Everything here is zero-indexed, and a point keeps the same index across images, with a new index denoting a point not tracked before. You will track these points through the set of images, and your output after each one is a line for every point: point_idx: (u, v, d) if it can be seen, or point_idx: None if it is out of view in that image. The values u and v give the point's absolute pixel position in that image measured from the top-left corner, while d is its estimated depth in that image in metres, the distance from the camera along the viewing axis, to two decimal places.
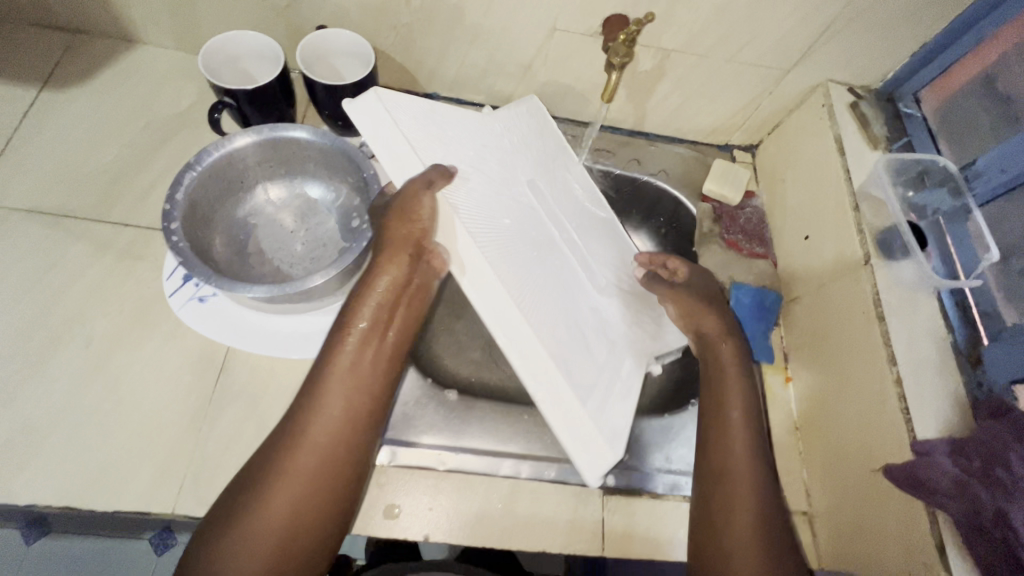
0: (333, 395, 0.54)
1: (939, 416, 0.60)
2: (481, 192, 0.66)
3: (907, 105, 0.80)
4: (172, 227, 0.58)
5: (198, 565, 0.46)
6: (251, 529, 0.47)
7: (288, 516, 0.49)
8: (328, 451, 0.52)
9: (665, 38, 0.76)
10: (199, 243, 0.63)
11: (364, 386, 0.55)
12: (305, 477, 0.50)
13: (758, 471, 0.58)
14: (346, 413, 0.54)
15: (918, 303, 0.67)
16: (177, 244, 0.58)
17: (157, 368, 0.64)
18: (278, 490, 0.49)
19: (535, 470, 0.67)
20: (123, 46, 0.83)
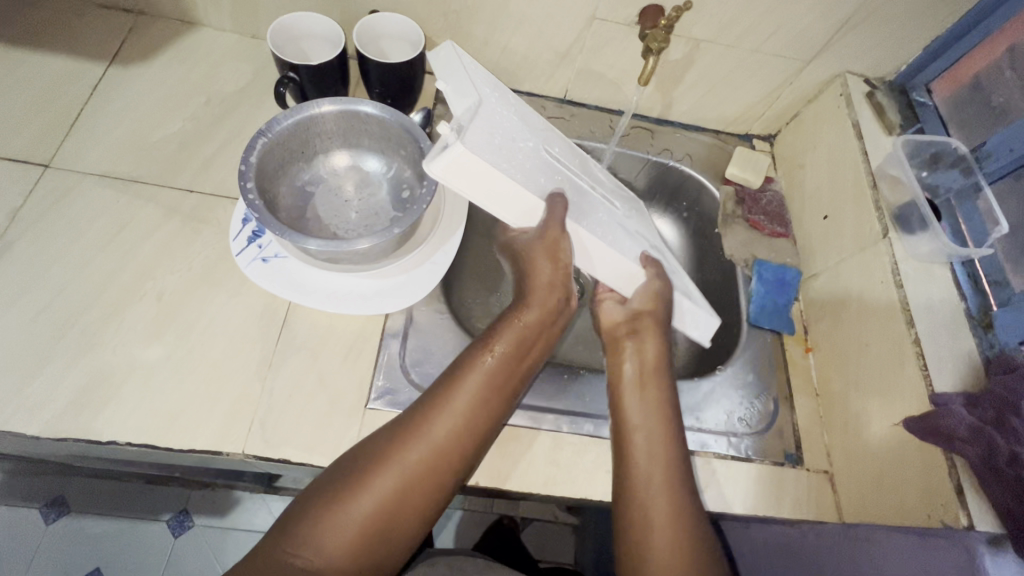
0: (456, 402, 0.57)
1: (956, 373, 0.65)
2: (534, 150, 0.66)
3: (919, 95, 0.86)
4: (249, 186, 0.63)
5: (317, 508, 0.52)
6: (364, 502, 0.52)
7: (396, 497, 0.53)
8: (442, 450, 0.55)
9: (696, 28, 0.82)
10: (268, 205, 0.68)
11: (486, 398, 0.59)
12: (418, 468, 0.54)
13: (678, 480, 0.59)
14: (465, 420, 0.57)
15: (933, 272, 0.72)
16: (252, 202, 0.62)
17: (226, 322, 0.69)
18: (399, 469, 0.54)
19: (576, 424, 0.72)
20: (183, 28, 0.89)
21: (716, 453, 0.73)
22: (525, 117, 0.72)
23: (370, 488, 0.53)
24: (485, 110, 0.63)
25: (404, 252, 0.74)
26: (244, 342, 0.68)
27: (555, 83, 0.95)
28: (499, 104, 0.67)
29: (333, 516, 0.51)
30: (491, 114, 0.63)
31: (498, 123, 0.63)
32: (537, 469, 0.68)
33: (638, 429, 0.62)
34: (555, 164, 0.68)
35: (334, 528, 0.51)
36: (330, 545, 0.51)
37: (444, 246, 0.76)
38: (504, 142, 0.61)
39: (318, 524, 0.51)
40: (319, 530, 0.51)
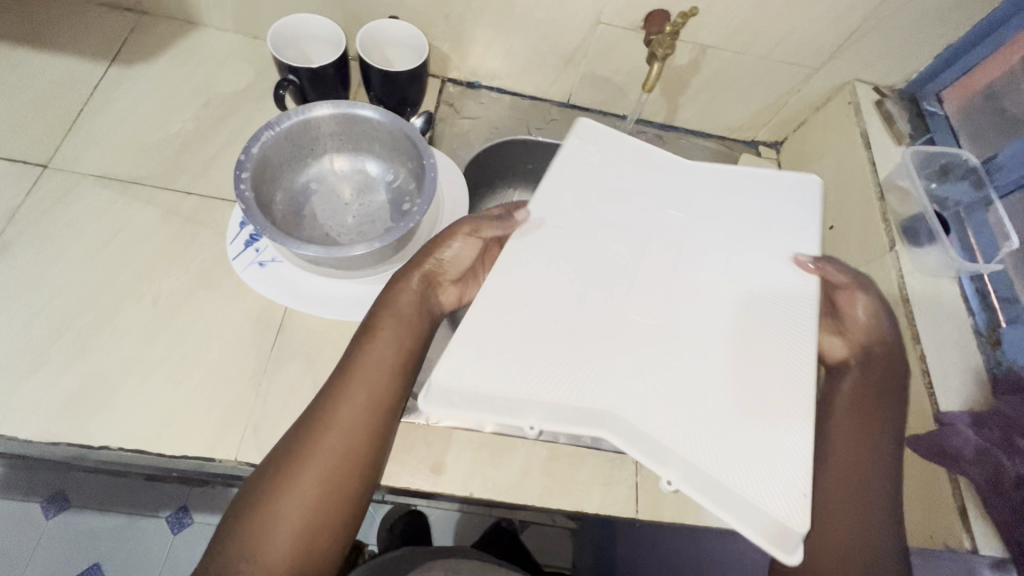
0: (344, 404, 0.55)
1: (962, 390, 0.64)
2: (689, 340, 0.54)
3: (930, 104, 0.84)
4: (243, 175, 0.63)
5: (242, 520, 0.51)
6: (268, 518, 0.50)
7: (309, 504, 0.51)
8: (336, 455, 0.53)
9: (703, 33, 0.80)
10: (263, 196, 0.68)
11: (372, 394, 0.56)
12: (315, 477, 0.52)
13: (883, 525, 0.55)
14: (354, 420, 0.55)
15: (942, 287, 0.70)
16: (243, 191, 0.62)
17: (222, 325, 0.68)
18: (307, 465, 0.52)
19: (572, 435, 0.70)
20: (187, 27, 0.88)
21: None
22: (571, 270, 0.56)
23: (272, 502, 0.51)
24: (667, 446, 0.48)
25: (402, 258, 0.73)
26: (240, 347, 0.68)
27: (559, 87, 0.94)
28: (578, 361, 0.50)
29: (245, 536, 0.50)
30: (700, 463, 0.47)
31: (666, 413, 0.49)
32: (532, 479, 0.68)
33: (844, 441, 0.58)
34: (680, 292, 0.56)
35: (249, 547, 0.50)
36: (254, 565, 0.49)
37: None
38: (714, 402, 0.50)
39: (228, 547, 0.50)
40: (234, 553, 0.50)
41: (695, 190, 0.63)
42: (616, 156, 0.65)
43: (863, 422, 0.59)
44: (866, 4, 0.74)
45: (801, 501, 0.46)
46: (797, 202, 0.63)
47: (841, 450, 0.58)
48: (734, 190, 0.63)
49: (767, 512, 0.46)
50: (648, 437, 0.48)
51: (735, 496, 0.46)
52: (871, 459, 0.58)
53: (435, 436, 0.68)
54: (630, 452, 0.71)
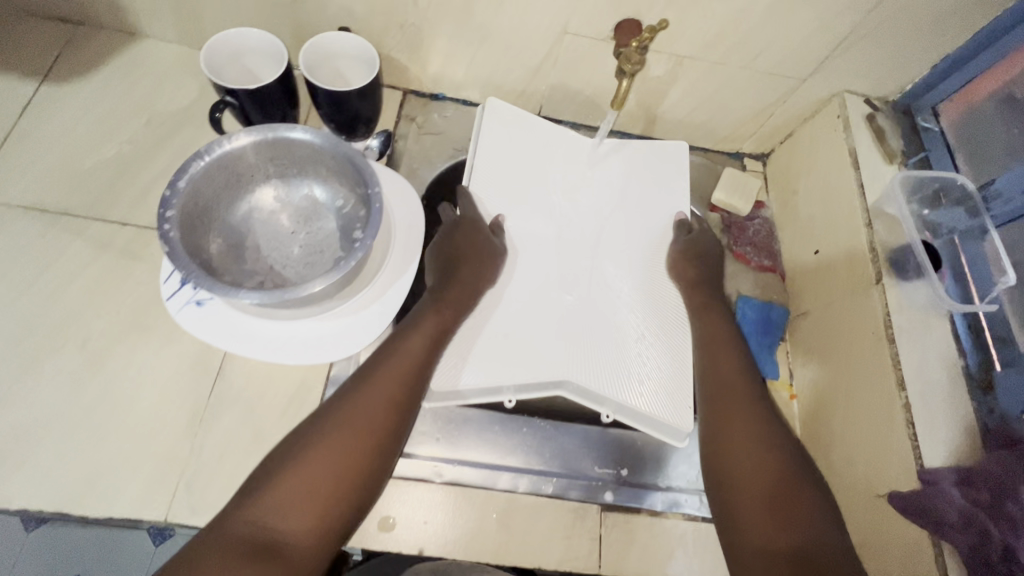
0: (384, 380, 0.58)
1: (948, 441, 0.59)
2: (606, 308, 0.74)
3: (924, 119, 0.77)
4: (168, 215, 0.59)
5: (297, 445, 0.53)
6: (304, 479, 0.51)
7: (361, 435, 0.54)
8: (373, 424, 0.56)
9: (678, 44, 0.74)
10: (197, 232, 0.63)
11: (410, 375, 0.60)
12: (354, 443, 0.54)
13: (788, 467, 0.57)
14: (391, 395, 0.58)
15: (930, 325, 0.65)
16: (167, 233, 0.58)
17: (155, 371, 0.64)
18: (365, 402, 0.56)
19: (533, 483, 0.67)
20: (126, 38, 0.82)
21: (685, 514, 0.68)
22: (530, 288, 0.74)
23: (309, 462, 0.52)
24: (602, 392, 0.68)
25: (351, 292, 0.68)
26: (175, 394, 0.64)
27: (528, 99, 0.87)
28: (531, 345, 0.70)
29: (278, 494, 0.50)
30: (624, 400, 0.68)
31: (601, 368, 0.70)
32: (489, 533, 0.64)
33: (736, 397, 0.63)
34: (593, 272, 0.77)
35: (282, 505, 0.50)
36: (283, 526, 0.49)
37: (394, 289, 0.70)
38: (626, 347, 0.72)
39: (260, 500, 0.50)
40: (260, 514, 0.49)
41: (582, 183, 0.83)
42: (540, 168, 0.82)
43: (721, 394, 0.64)
44: (854, 12, 0.68)
45: (684, 414, 0.68)
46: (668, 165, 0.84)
47: (740, 408, 0.62)
48: (624, 191, 0.83)
49: (666, 421, 0.68)
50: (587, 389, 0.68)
51: (650, 421, 0.68)
52: (750, 410, 0.61)
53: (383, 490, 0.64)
54: (595, 500, 0.67)
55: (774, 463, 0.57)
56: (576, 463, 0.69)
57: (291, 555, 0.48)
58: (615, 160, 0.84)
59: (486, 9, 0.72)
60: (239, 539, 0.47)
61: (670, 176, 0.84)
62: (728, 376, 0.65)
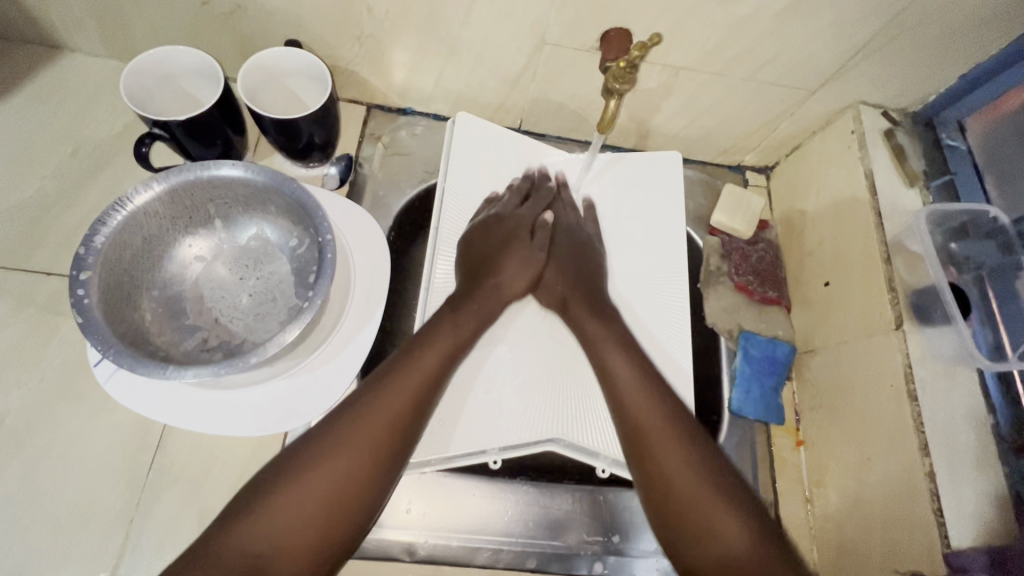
0: (391, 392, 0.51)
1: (975, 514, 0.53)
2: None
3: (949, 134, 0.69)
4: (82, 277, 0.52)
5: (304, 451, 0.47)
6: (295, 499, 0.45)
7: (372, 444, 0.48)
8: (382, 432, 0.49)
9: (673, 55, 0.65)
10: (124, 289, 0.55)
11: (420, 385, 0.52)
12: (356, 461, 0.47)
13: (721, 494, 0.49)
14: (412, 398, 0.51)
15: (956, 379, 0.58)
16: (81, 299, 0.51)
17: (87, 448, 0.57)
18: (382, 403, 0.50)
19: (515, 558, 0.62)
20: (47, 54, 0.72)
21: None
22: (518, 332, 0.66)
23: (300, 487, 0.45)
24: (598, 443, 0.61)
25: (305, 348, 0.60)
26: (110, 473, 0.57)
27: (507, 113, 0.78)
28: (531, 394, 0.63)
29: (270, 515, 0.44)
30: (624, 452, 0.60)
31: (595, 418, 0.62)
32: None
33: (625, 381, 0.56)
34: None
35: (276, 526, 0.44)
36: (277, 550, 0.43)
37: (356, 341, 0.62)
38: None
39: (252, 523, 0.44)
40: (247, 533, 0.43)
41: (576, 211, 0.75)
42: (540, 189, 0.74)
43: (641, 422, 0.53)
44: (874, 19, 0.59)
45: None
46: (659, 173, 0.76)
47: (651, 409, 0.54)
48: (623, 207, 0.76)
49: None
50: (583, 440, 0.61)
51: None
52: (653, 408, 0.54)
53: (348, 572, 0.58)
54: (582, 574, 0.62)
55: (697, 470, 0.50)
56: (561, 531, 0.63)
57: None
58: (611, 179, 0.76)
59: (452, 19, 0.63)
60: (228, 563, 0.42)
61: (663, 185, 0.76)
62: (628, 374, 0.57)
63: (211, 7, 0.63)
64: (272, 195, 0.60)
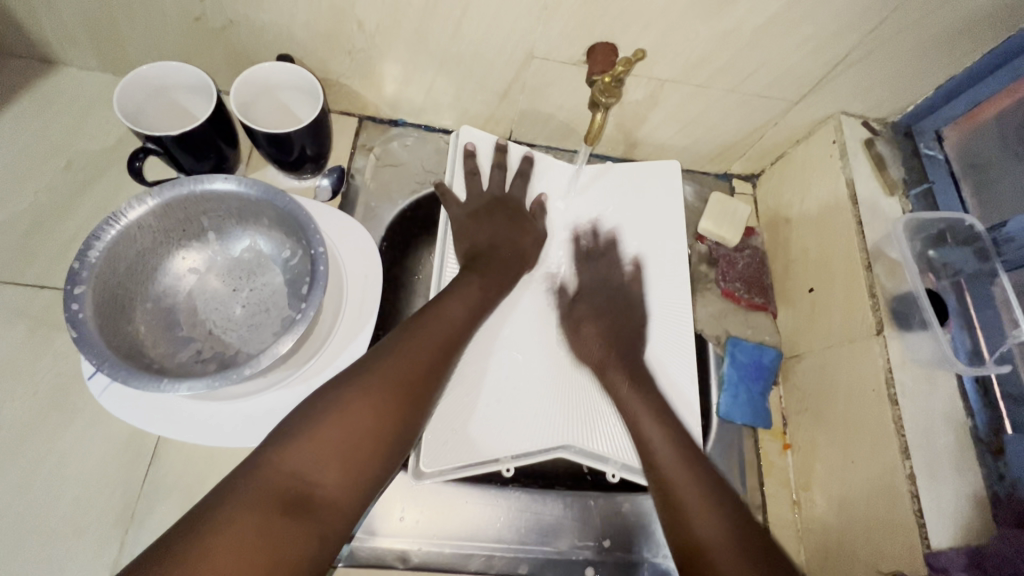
0: (420, 347, 0.54)
1: (954, 514, 0.54)
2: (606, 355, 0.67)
3: (927, 144, 0.71)
4: (76, 291, 0.52)
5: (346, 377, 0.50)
6: (338, 435, 0.46)
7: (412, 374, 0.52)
8: (420, 364, 0.53)
9: (658, 68, 0.67)
10: (118, 302, 0.56)
11: (441, 344, 0.55)
12: (390, 405, 0.49)
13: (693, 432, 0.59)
14: (445, 338, 0.56)
15: (935, 383, 0.59)
16: (75, 313, 0.51)
17: (80, 460, 0.58)
18: (419, 340, 0.55)
19: (507, 564, 0.62)
20: (40, 67, 0.72)
21: None
22: (516, 330, 0.67)
23: (348, 405, 0.48)
24: (607, 449, 0.62)
25: (298, 359, 0.60)
26: (104, 485, 0.57)
27: (497, 124, 0.80)
28: (523, 402, 0.64)
29: (311, 446, 0.46)
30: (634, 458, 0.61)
31: (603, 424, 0.63)
32: None
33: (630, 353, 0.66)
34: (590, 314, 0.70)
35: (315, 460, 0.45)
36: (316, 484, 0.45)
37: (348, 351, 0.62)
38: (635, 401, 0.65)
39: (297, 441, 0.46)
40: (294, 448, 0.45)
41: (571, 218, 0.75)
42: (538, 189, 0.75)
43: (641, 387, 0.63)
44: (852, 33, 0.61)
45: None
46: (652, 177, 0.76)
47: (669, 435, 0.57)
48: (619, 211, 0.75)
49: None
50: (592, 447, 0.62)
51: None
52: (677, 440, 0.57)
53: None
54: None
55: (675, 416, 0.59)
56: (553, 536, 0.64)
57: (325, 515, 0.44)
58: (604, 184, 0.76)
59: (441, 33, 0.64)
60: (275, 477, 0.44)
61: (657, 189, 0.76)
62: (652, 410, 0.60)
63: (204, 23, 0.64)
64: (266, 207, 0.61)
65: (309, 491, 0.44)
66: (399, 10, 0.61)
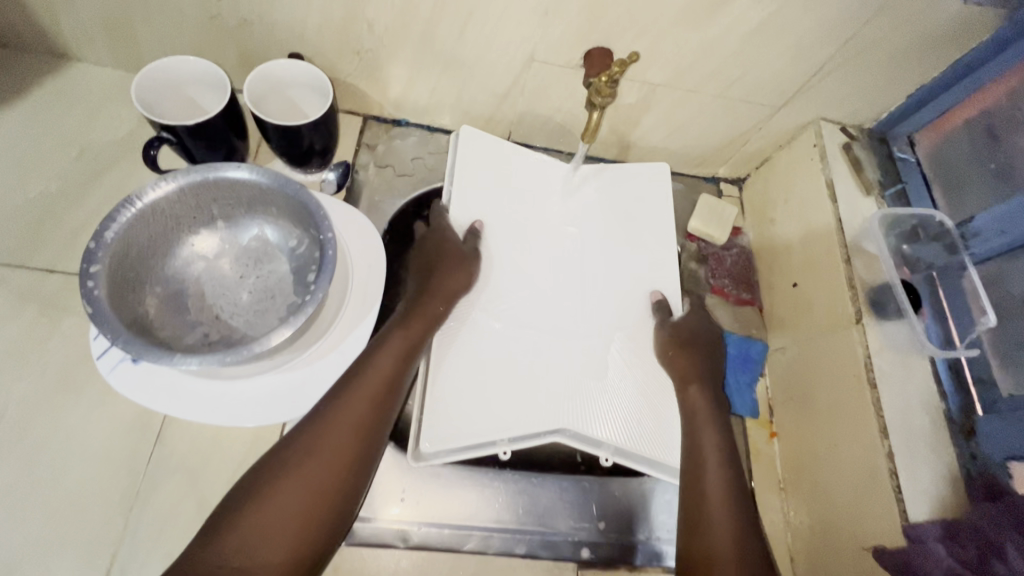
0: (352, 402, 0.53)
1: (931, 491, 0.57)
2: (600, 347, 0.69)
3: (901, 148, 0.76)
4: (92, 270, 0.53)
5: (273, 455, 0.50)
6: (272, 505, 0.47)
7: (344, 439, 0.51)
8: (353, 428, 0.52)
9: (650, 72, 0.71)
10: (128, 285, 0.57)
11: (375, 396, 0.54)
12: (325, 468, 0.50)
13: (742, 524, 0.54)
14: (378, 392, 0.55)
15: (912, 368, 0.63)
16: (91, 291, 0.52)
17: (85, 438, 0.58)
18: (350, 403, 0.53)
19: (505, 544, 0.64)
20: (54, 62, 0.75)
21: (666, 567, 0.66)
22: (505, 322, 0.69)
23: (276, 493, 0.48)
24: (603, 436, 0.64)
25: (305, 341, 0.62)
26: (109, 465, 0.58)
27: (497, 124, 0.83)
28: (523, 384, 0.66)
29: (237, 538, 0.46)
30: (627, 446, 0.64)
31: (597, 410, 0.65)
32: None
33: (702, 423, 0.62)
34: (586, 309, 0.72)
35: (245, 546, 0.46)
36: (253, 555, 0.46)
37: (352, 334, 0.64)
38: (627, 393, 0.67)
39: (222, 536, 0.46)
40: (224, 543, 0.46)
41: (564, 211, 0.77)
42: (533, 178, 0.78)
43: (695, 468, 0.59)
44: (829, 43, 0.66)
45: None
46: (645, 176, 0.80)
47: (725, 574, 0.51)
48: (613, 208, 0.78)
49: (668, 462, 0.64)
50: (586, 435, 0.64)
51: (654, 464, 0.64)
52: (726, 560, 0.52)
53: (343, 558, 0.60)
54: (569, 559, 0.64)
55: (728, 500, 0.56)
56: (550, 518, 0.66)
57: None
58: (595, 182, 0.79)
59: (447, 35, 0.68)
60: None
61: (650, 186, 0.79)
62: (715, 510, 0.55)
63: (218, 22, 0.67)
64: (278, 196, 0.63)
65: (247, 565, 0.45)
66: (409, 13, 0.65)
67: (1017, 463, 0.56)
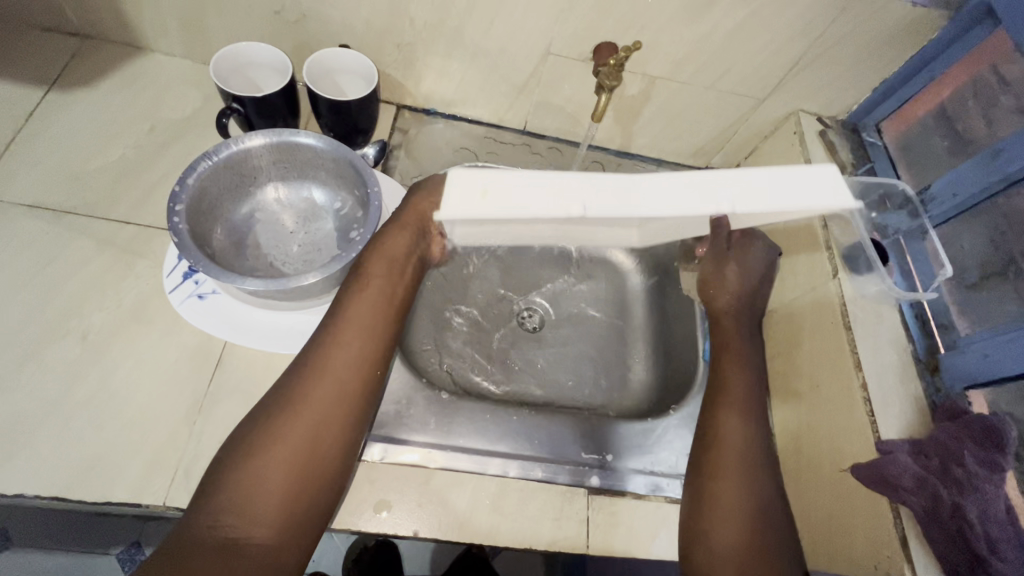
0: (329, 373, 0.57)
1: (902, 415, 0.65)
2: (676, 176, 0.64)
3: (870, 135, 0.88)
4: (177, 209, 0.62)
5: (256, 425, 0.54)
6: (257, 478, 0.51)
7: (324, 408, 0.55)
8: (335, 397, 0.56)
9: (651, 65, 0.82)
10: (201, 227, 0.66)
11: (349, 366, 0.58)
12: (309, 435, 0.54)
13: (750, 505, 0.58)
14: (355, 360, 0.58)
15: (882, 315, 0.72)
16: (176, 225, 0.61)
17: (154, 362, 0.66)
18: (327, 370, 0.57)
19: (523, 468, 0.70)
20: (131, 51, 0.86)
21: (666, 497, 0.71)
22: None
23: (260, 463, 0.51)
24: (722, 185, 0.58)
25: None
26: (175, 385, 0.65)
27: (515, 114, 0.94)
28: None
29: (227, 503, 0.50)
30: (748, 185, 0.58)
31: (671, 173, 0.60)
32: (482, 515, 0.66)
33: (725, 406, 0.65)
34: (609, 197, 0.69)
35: (237, 512, 0.50)
36: (240, 528, 0.49)
37: None
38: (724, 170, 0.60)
39: (212, 504, 0.50)
40: (217, 504, 0.50)
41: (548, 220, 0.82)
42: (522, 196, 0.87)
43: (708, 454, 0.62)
44: (803, 39, 0.77)
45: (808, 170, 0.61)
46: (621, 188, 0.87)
47: (732, 488, 0.59)
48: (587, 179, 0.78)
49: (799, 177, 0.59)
50: (692, 199, 0.58)
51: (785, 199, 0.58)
52: (737, 477, 0.60)
53: (379, 474, 0.66)
54: (581, 484, 0.70)
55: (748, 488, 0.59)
56: (561, 449, 0.73)
57: (249, 555, 0.49)
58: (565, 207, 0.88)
59: (476, 30, 0.79)
60: (196, 541, 0.48)
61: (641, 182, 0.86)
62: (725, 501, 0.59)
63: (280, 16, 0.79)
64: (326, 160, 0.72)
65: (233, 537, 0.49)
66: (445, 9, 0.76)
67: (974, 392, 0.64)
